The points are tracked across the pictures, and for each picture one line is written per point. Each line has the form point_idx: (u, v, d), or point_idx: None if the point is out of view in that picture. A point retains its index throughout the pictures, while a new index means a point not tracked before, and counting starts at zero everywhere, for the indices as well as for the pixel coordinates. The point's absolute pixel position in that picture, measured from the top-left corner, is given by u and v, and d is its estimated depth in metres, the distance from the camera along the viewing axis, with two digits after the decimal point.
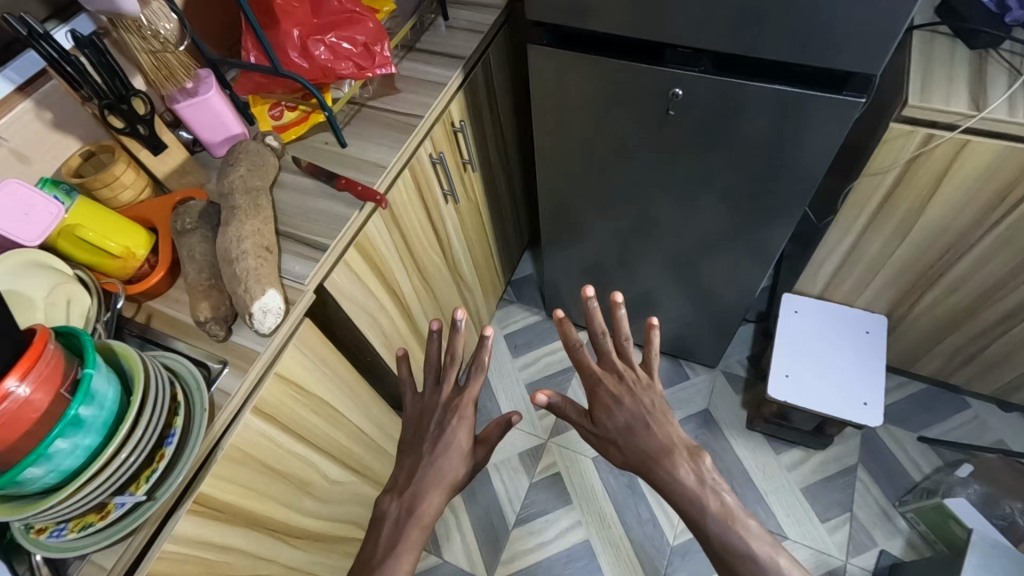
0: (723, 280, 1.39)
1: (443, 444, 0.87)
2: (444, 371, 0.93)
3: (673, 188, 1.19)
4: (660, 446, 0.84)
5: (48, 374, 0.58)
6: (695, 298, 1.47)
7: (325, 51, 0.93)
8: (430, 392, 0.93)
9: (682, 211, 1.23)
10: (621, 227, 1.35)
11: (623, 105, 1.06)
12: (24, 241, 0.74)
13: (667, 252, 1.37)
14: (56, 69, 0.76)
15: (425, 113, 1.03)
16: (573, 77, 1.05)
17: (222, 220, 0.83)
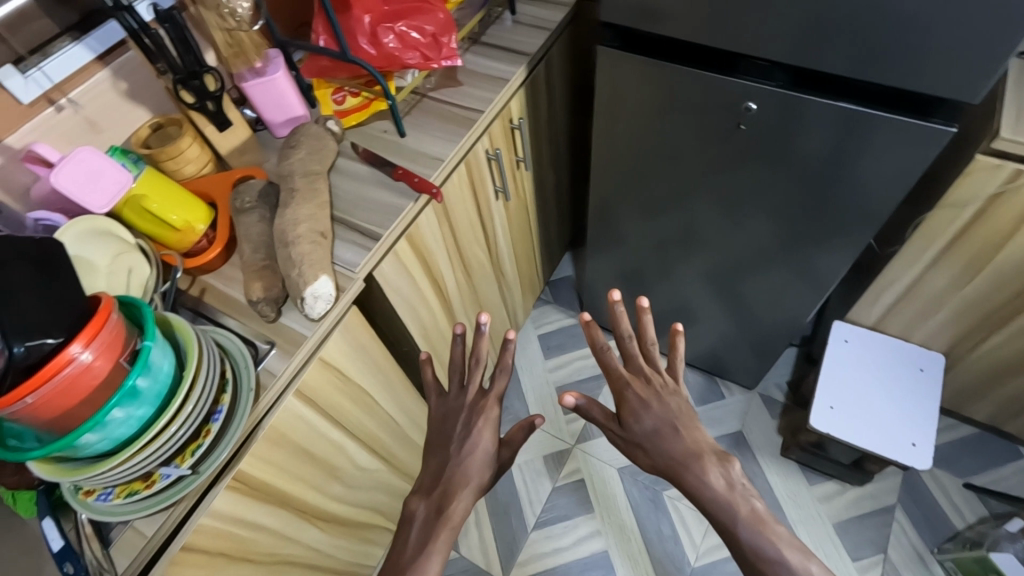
0: (772, 302, 1.34)
1: (468, 446, 0.85)
2: (468, 376, 0.91)
3: (731, 205, 1.15)
4: (688, 450, 0.79)
5: (109, 344, 0.58)
6: (741, 318, 1.43)
7: (393, 39, 0.92)
8: (456, 394, 0.91)
9: (736, 226, 1.19)
10: (671, 239, 1.32)
11: (688, 116, 1.02)
12: (92, 207, 0.75)
13: (717, 269, 1.33)
14: (136, 41, 0.77)
15: (486, 109, 1.02)
16: (638, 84, 1.02)
17: (281, 201, 0.84)
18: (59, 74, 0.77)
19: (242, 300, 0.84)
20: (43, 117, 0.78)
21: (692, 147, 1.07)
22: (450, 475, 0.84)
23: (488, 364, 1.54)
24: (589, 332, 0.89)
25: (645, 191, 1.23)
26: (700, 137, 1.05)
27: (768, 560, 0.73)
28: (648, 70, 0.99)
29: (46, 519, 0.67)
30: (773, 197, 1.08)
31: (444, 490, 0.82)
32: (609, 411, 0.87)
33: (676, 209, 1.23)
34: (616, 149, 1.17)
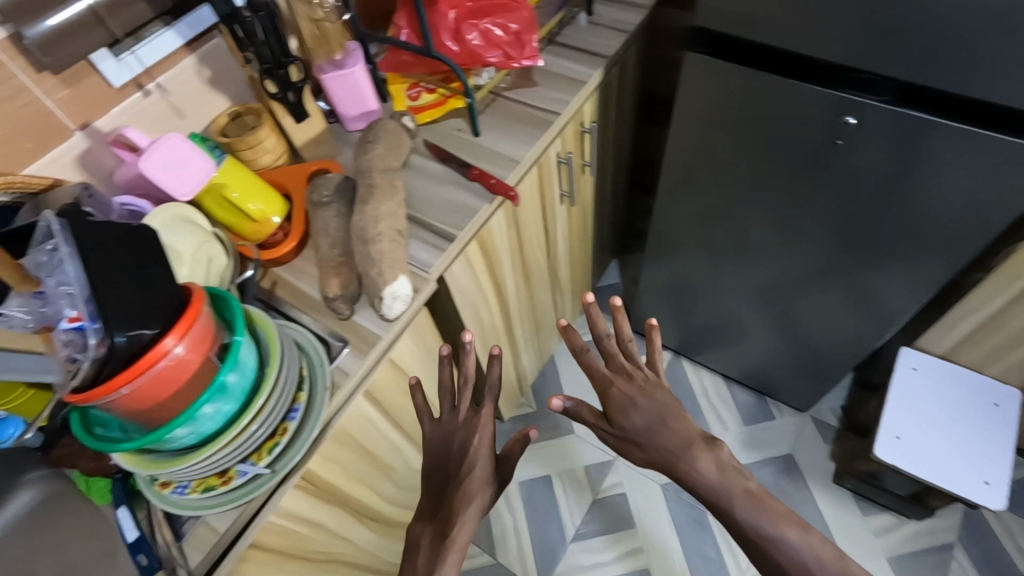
0: (824, 319, 1.28)
1: (469, 463, 0.77)
2: (459, 395, 0.83)
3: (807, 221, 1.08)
4: (680, 440, 0.73)
5: (201, 337, 0.57)
6: (793, 336, 1.38)
7: (477, 36, 0.90)
8: (454, 415, 0.82)
9: (790, 246, 1.15)
10: (720, 245, 1.26)
11: (767, 123, 0.96)
12: (176, 193, 0.75)
13: (765, 281, 1.27)
14: (228, 27, 0.76)
15: (563, 111, 0.99)
16: (722, 92, 0.96)
17: (359, 196, 0.82)
18: (151, 58, 0.76)
19: (316, 296, 0.82)
20: (131, 101, 0.77)
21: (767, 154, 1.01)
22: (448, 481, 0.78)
23: (530, 371, 1.51)
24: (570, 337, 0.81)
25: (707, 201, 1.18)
26: (773, 138, 0.98)
27: (768, 540, 0.67)
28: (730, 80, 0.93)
29: (121, 508, 0.67)
30: (849, 216, 1.01)
31: (450, 507, 0.74)
32: (597, 409, 0.80)
33: (735, 220, 1.17)
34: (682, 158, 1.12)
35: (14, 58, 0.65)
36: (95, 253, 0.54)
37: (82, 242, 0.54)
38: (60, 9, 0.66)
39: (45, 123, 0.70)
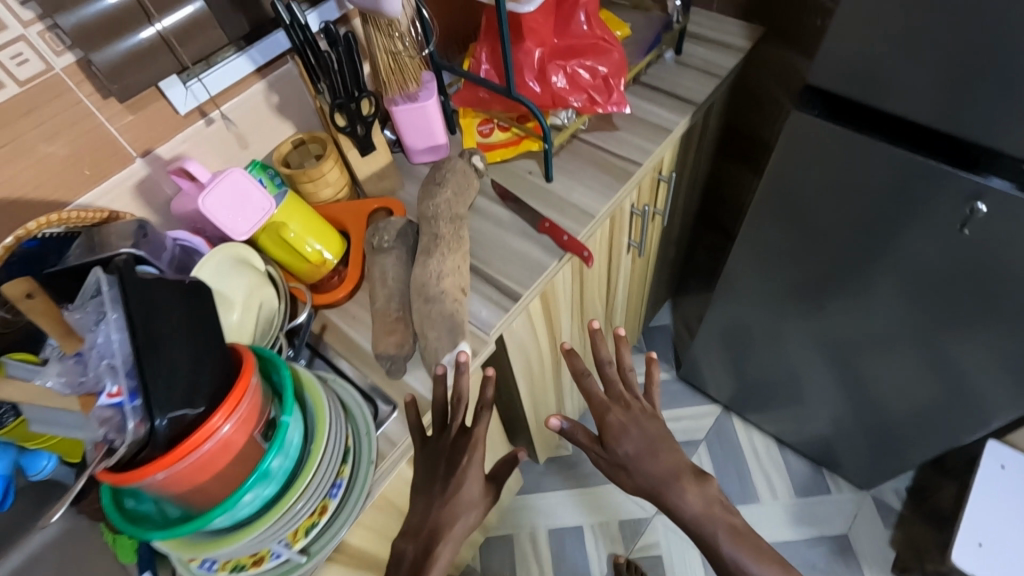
0: (899, 390, 1.09)
1: (457, 484, 0.64)
2: (441, 410, 0.66)
3: (900, 311, 0.92)
4: (672, 469, 0.66)
5: (249, 416, 0.52)
6: (864, 406, 1.20)
7: (563, 78, 0.83)
8: (439, 437, 0.66)
9: (871, 333, 1.02)
10: (786, 294, 1.07)
11: (881, 197, 0.80)
12: (234, 233, 0.70)
13: (831, 337, 1.08)
14: (302, 59, 0.71)
15: (644, 161, 0.91)
16: (839, 160, 0.81)
17: (422, 246, 0.77)
18: (217, 86, 0.72)
19: (368, 349, 0.77)
20: (195, 129, 0.73)
21: (868, 228, 0.85)
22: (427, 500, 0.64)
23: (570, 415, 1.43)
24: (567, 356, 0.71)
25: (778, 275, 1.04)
26: (877, 199, 0.80)
27: None
28: (839, 146, 0.79)
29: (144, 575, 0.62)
30: (953, 313, 0.87)
31: (435, 520, 0.63)
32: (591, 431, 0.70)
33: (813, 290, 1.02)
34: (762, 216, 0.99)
35: (81, 83, 0.61)
36: (146, 317, 0.49)
37: (133, 305, 0.49)
38: (128, 36, 0.61)
39: (107, 150, 0.67)
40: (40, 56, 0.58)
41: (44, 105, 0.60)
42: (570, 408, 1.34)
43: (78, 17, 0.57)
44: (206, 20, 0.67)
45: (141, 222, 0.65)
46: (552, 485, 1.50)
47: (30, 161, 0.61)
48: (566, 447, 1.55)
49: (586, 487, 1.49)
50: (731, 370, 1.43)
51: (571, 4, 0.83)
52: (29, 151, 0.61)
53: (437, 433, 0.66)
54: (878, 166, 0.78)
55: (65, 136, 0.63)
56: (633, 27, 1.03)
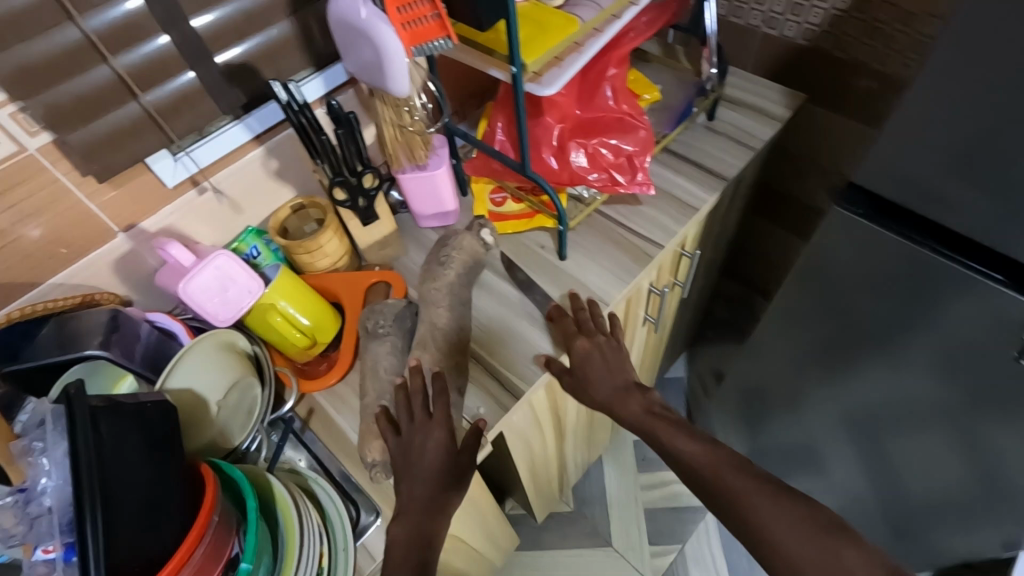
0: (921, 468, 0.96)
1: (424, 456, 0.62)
2: (412, 398, 0.66)
3: (945, 406, 0.81)
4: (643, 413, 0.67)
5: (204, 562, 0.46)
6: (887, 488, 1.08)
7: (584, 157, 0.77)
8: (416, 421, 0.64)
9: (904, 438, 0.93)
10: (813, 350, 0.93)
11: (938, 299, 0.70)
12: (216, 319, 0.66)
13: (854, 407, 0.96)
14: (302, 138, 0.65)
15: (667, 243, 0.84)
16: (889, 260, 0.72)
17: (418, 337, 0.71)
18: (208, 158, 0.67)
19: (355, 442, 0.70)
20: (184, 199, 0.68)
21: (914, 316, 0.74)
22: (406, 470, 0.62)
23: (573, 475, 1.35)
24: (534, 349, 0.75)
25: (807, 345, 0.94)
26: (928, 291, 0.70)
27: None
28: (890, 249, 0.71)
29: None
30: (1005, 438, 0.78)
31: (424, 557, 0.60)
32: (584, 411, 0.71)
33: (849, 384, 0.93)
34: (794, 302, 0.88)
35: (58, 161, 0.57)
36: (94, 459, 0.43)
37: (80, 447, 0.42)
38: (110, 113, 0.57)
39: (87, 226, 0.62)
40: (12, 138, 0.53)
41: (17, 186, 0.55)
42: (572, 470, 1.26)
43: (53, 97, 0.53)
44: (197, 94, 0.63)
45: (114, 311, 0.60)
46: (548, 543, 1.41)
47: (3, 244, 0.57)
48: (568, 502, 1.44)
49: (584, 549, 1.39)
50: (745, 434, 1.28)
51: (597, 74, 0.77)
52: (6, 234, 0.57)
53: (409, 419, 0.65)
54: (935, 270, 0.68)
55: (35, 213, 0.58)
56: (664, 89, 0.97)
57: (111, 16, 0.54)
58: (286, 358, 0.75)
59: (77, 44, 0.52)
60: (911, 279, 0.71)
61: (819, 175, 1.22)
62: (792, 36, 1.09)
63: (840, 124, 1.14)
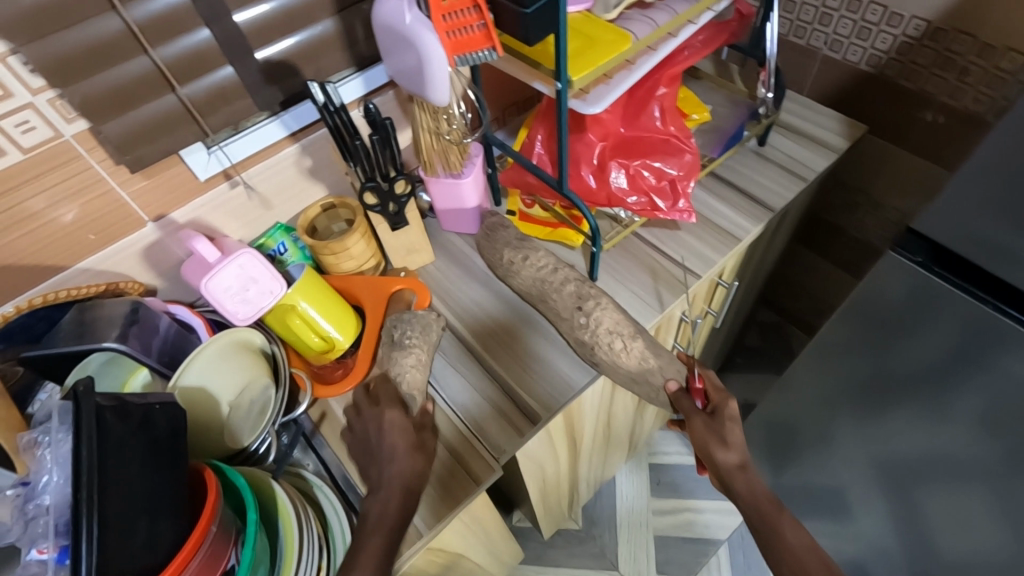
0: (952, 527, 0.90)
1: (589, 333, 0.68)
2: (569, 295, 0.71)
3: (986, 468, 0.76)
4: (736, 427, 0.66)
5: (203, 568, 0.46)
6: (916, 542, 1.00)
7: (624, 178, 0.73)
8: (572, 321, 0.70)
9: (940, 501, 0.87)
10: (840, 393, 0.90)
11: (992, 359, 0.65)
12: (234, 317, 0.64)
13: (887, 453, 0.91)
14: (336, 140, 0.64)
15: (704, 272, 0.80)
16: (944, 325, 0.67)
17: (555, 265, 0.74)
18: (242, 154, 0.66)
19: None
20: (215, 193, 0.68)
21: (966, 369, 0.68)
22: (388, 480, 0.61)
23: (586, 493, 1.31)
24: (655, 327, 0.78)
25: (840, 385, 0.89)
26: (976, 352, 0.66)
27: None
28: (942, 300, 0.66)
29: None
30: None
31: None
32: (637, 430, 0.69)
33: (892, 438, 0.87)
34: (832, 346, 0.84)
35: (93, 149, 0.56)
36: (97, 460, 0.42)
37: (82, 449, 0.41)
38: (147, 105, 0.56)
39: (117, 216, 0.62)
40: (49, 124, 0.53)
41: (52, 173, 0.55)
42: (583, 489, 1.23)
43: (89, 87, 0.52)
44: (235, 90, 0.61)
45: (136, 303, 0.60)
46: (553, 561, 1.38)
47: (31, 229, 0.57)
48: (575, 520, 1.41)
49: (591, 571, 1.36)
50: (769, 472, 1.23)
51: (646, 93, 0.74)
52: (35, 219, 0.56)
53: (574, 308, 0.70)
54: (995, 329, 0.62)
55: (68, 202, 0.58)
56: (714, 110, 0.93)
57: (155, 8, 0.53)
58: (302, 360, 0.74)
59: (116, 34, 0.52)
60: (962, 325, 0.65)
61: (871, 209, 1.19)
62: (855, 61, 1.03)
63: (897, 158, 1.08)
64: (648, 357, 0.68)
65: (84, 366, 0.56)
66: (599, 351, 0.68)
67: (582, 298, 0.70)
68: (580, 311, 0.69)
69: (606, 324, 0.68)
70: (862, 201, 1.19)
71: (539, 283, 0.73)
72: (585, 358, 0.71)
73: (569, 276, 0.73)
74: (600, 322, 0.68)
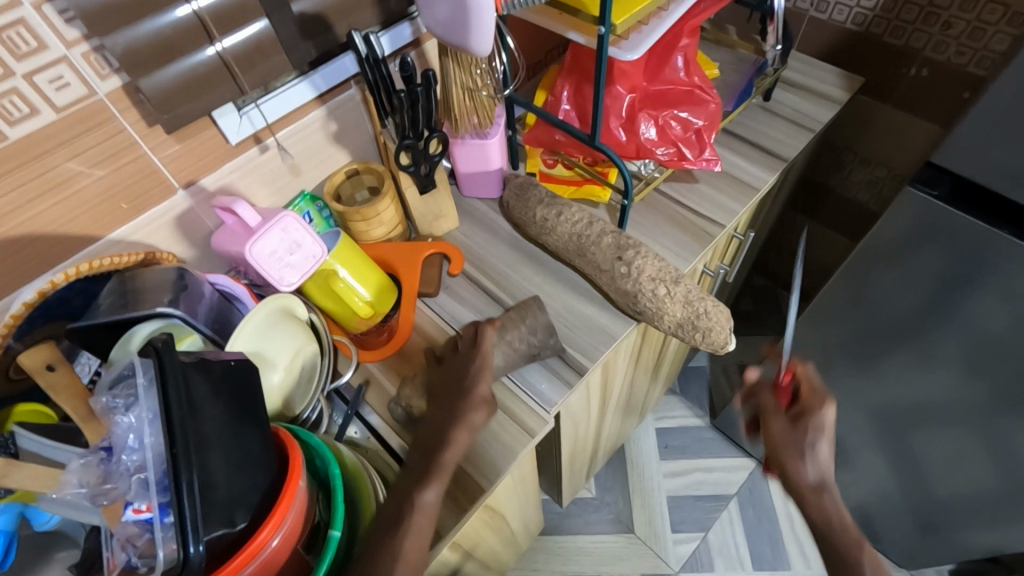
0: (947, 465, 0.95)
1: (632, 282, 0.69)
2: (609, 249, 0.72)
3: (974, 406, 0.81)
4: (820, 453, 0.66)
5: (297, 524, 0.45)
6: (910, 482, 1.06)
7: (653, 130, 0.75)
8: (616, 274, 0.70)
9: (943, 437, 0.91)
10: (837, 350, 0.93)
11: (1001, 294, 0.66)
12: (279, 283, 0.62)
13: (880, 400, 0.95)
14: (373, 93, 0.63)
15: (727, 222, 0.82)
16: (948, 258, 0.69)
17: (590, 222, 0.74)
18: (276, 114, 0.65)
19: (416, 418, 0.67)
20: (246, 158, 0.66)
21: (965, 292, 0.70)
22: (427, 450, 0.59)
23: (601, 458, 1.33)
24: (689, 274, 0.80)
25: (843, 346, 0.91)
26: (953, 293, 0.71)
27: None
28: (954, 229, 0.67)
29: None
30: None
31: None
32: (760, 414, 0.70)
33: (897, 386, 0.89)
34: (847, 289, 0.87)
35: (125, 110, 0.54)
36: (186, 415, 0.41)
37: (172, 405, 0.40)
38: (183, 60, 0.53)
39: (147, 183, 0.59)
40: (83, 81, 0.50)
41: (83, 135, 0.52)
42: (601, 454, 1.24)
43: (129, 39, 0.49)
44: (270, 44, 0.59)
45: (180, 270, 0.58)
46: (570, 529, 1.39)
47: (59, 198, 0.54)
48: (589, 488, 1.43)
49: (608, 535, 1.38)
50: None
51: (667, 46, 0.75)
52: (64, 187, 0.53)
53: (617, 259, 0.71)
54: (1007, 253, 0.64)
55: (99, 168, 0.55)
56: (722, 68, 0.95)
57: None
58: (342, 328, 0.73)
59: None
60: (966, 252, 0.67)
61: (859, 164, 1.23)
62: (841, 21, 1.06)
63: (886, 113, 1.12)
64: (692, 300, 0.68)
65: (128, 341, 0.53)
66: (643, 299, 0.69)
67: (621, 248, 0.71)
68: (620, 261, 0.70)
69: (649, 271, 0.69)
70: (850, 158, 1.24)
71: (575, 238, 0.74)
72: (627, 309, 0.72)
73: (604, 229, 0.73)
74: (642, 270, 0.69)
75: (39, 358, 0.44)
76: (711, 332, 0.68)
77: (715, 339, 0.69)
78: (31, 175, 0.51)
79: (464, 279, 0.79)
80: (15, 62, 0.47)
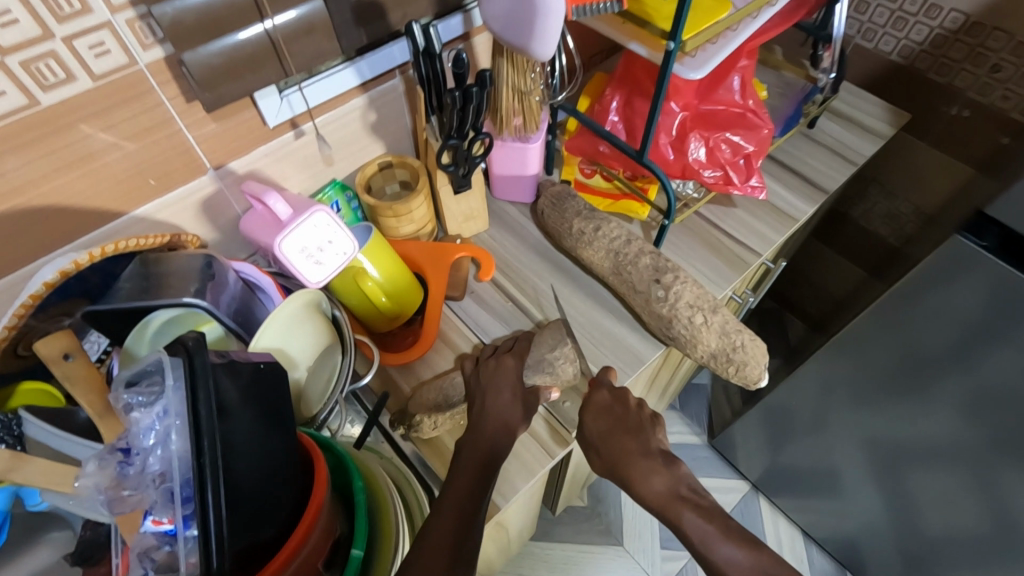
0: (937, 507, 0.94)
1: (667, 305, 0.67)
2: (645, 270, 0.69)
3: (988, 459, 0.79)
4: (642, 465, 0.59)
5: (322, 542, 0.43)
6: (900, 520, 1.05)
7: (702, 152, 0.73)
8: (654, 299, 0.68)
9: (950, 485, 0.89)
10: (856, 385, 0.91)
11: None
12: (308, 280, 0.59)
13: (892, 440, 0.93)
14: (424, 89, 0.61)
15: (762, 250, 0.80)
16: (980, 305, 0.66)
17: (628, 241, 0.72)
18: (318, 99, 0.62)
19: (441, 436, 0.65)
20: (281, 142, 0.63)
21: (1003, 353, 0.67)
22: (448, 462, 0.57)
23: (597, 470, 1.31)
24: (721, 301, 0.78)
25: (855, 380, 0.89)
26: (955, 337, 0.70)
27: None
28: (1002, 286, 0.62)
29: None
30: None
31: None
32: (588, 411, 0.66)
33: (913, 432, 0.87)
34: None
35: (165, 83, 0.51)
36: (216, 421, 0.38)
37: (200, 411, 0.37)
38: (231, 35, 0.50)
39: (178, 160, 0.56)
40: (124, 49, 0.47)
41: (120, 108, 0.49)
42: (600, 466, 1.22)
43: (178, 11, 0.46)
44: (322, 25, 0.55)
45: (209, 256, 0.55)
46: (558, 537, 1.37)
47: (86, 171, 0.51)
48: (582, 498, 1.41)
49: (597, 547, 1.36)
50: (767, 451, 1.26)
51: (725, 66, 0.72)
52: (94, 160, 0.50)
53: (657, 281, 0.68)
54: None
55: (133, 143, 0.52)
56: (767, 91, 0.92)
57: None
58: (362, 326, 0.70)
59: None
60: (1011, 312, 0.63)
61: (882, 197, 1.20)
62: (888, 52, 1.03)
63: (918, 149, 1.10)
64: (730, 330, 0.67)
65: (146, 327, 0.51)
66: (680, 325, 0.67)
67: (660, 270, 0.69)
68: (657, 284, 0.68)
69: (687, 298, 0.67)
70: (873, 187, 1.21)
71: (612, 254, 0.71)
72: (659, 333, 0.70)
73: (641, 250, 0.71)
74: (681, 296, 0.67)
75: (55, 347, 0.41)
76: (746, 366, 0.67)
77: (749, 373, 0.67)
78: (57, 146, 0.48)
79: (491, 285, 0.76)
80: (56, 23, 0.43)
